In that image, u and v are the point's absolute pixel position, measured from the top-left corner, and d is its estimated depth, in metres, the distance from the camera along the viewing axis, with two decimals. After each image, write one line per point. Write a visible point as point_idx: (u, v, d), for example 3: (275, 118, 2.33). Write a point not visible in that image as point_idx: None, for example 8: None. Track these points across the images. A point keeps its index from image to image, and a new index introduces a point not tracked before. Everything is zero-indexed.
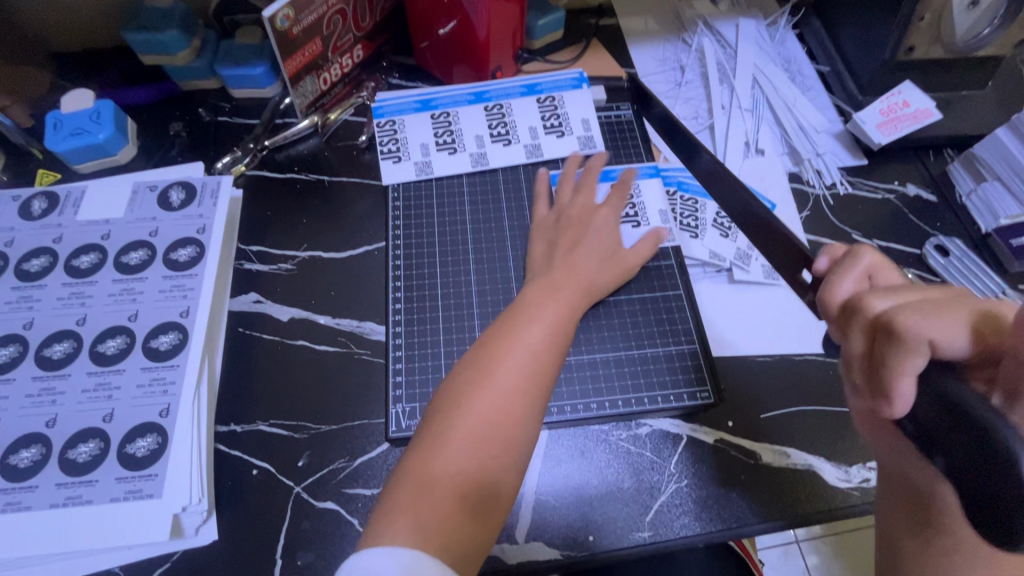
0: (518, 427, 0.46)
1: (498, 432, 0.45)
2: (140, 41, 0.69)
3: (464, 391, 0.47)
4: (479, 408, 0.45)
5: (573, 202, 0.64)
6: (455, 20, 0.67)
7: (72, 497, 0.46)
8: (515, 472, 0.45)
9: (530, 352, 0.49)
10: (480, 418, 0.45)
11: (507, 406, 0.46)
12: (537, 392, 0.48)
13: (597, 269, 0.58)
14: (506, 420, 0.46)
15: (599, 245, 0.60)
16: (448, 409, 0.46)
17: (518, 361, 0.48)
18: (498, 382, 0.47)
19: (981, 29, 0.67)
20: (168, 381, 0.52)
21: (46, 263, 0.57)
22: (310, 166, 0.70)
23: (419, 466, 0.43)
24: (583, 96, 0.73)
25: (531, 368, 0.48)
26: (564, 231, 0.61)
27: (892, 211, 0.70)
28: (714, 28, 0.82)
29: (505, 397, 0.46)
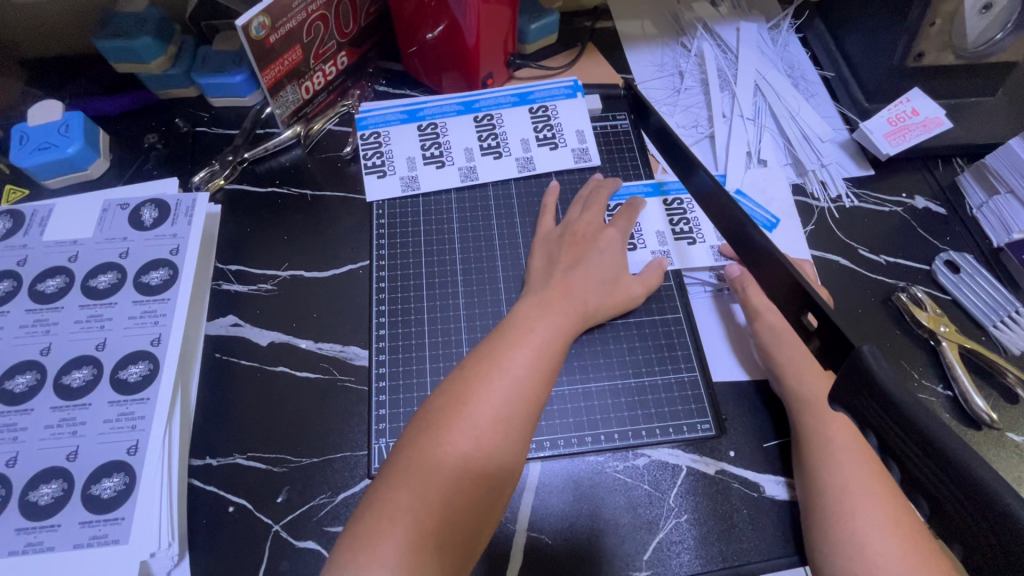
0: (497, 462, 0.43)
1: (477, 466, 0.42)
2: (111, 49, 0.66)
3: (445, 417, 0.44)
4: (458, 439, 0.42)
5: (581, 217, 0.61)
6: (442, 25, 0.64)
7: (32, 544, 0.44)
8: (510, 477, 0.44)
9: (515, 380, 0.46)
10: (460, 449, 0.42)
11: (489, 439, 0.43)
12: (520, 424, 0.45)
13: (599, 293, 0.55)
14: (487, 453, 0.43)
15: (603, 266, 0.57)
16: (425, 437, 0.43)
17: (524, 363, 0.47)
18: (480, 411, 0.44)
19: (994, 34, 0.64)
20: (138, 415, 0.49)
21: (9, 288, 0.54)
22: (292, 180, 0.67)
23: (392, 498, 0.40)
24: (577, 105, 0.69)
25: (516, 398, 0.45)
26: (566, 248, 0.58)
27: (900, 225, 0.67)
28: (714, 31, 0.79)
29: (486, 429, 0.43)
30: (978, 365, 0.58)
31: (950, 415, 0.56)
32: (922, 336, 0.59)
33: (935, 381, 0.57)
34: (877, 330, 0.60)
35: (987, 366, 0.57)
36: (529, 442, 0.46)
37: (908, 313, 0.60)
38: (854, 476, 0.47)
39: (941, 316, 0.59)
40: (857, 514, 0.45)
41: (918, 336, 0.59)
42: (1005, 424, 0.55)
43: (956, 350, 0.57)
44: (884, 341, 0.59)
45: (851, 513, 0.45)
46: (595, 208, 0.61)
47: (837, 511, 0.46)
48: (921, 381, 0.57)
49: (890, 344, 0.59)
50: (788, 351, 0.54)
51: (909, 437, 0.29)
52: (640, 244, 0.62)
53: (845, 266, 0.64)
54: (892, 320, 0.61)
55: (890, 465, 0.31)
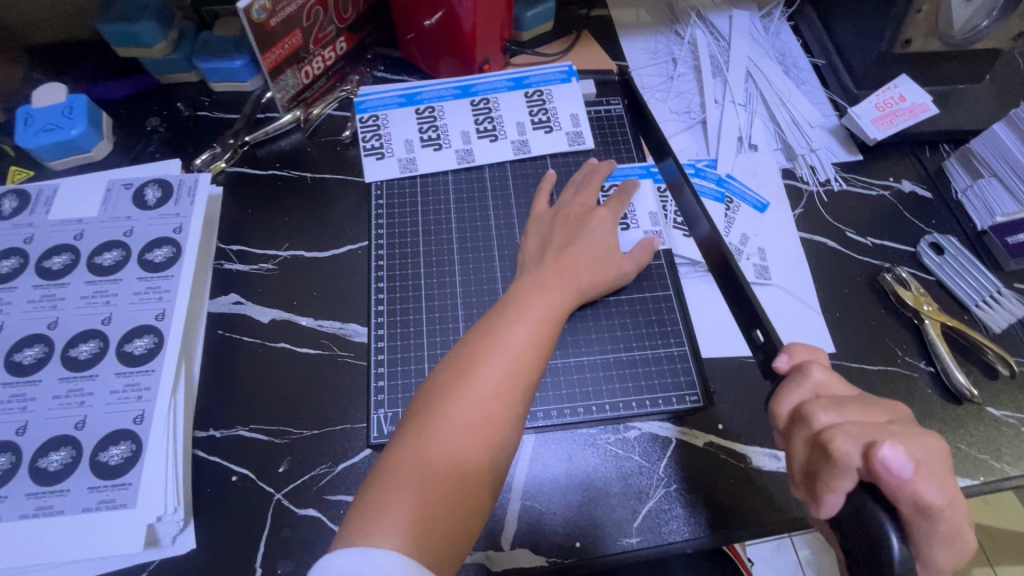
0: (500, 433, 0.45)
1: (481, 437, 0.44)
2: (114, 33, 0.67)
3: (448, 391, 0.45)
4: (461, 411, 0.44)
5: (574, 199, 0.62)
6: (440, 12, 0.66)
7: (42, 508, 0.45)
8: (510, 449, 0.45)
9: (514, 354, 0.47)
10: (464, 422, 0.44)
11: (491, 411, 0.45)
12: (520, 396, 0.46)
13: (592, 270, 0.57)
14: (490, 426, 0.44)
15: (596, 242, 0.58)
16: (429, 410, 0.44)
17: (521, 338, 0.48)
18: (482, 385, 0.45)
19: (980, 21, 0.66)
20: (143, 386, 0.50)
21: (16, 264, 0.55)
22: (292, 163, 0.69)
23: (398, 469, 0.42)
24: (571, 89, 0.71)
25: (516, 372, 0.47)
26: (559, 228, 0.59)
27: (887, 208, 0.69)
28: (706, 19, 0.81)
29: (488, 401, 0.45)
30: (958, 343, 0.60)
31: (932, 391, 0.58)
32: (906, 314, 0.61)
33: (918, 357, 0.59)
34: (864, 309, 0.62)
35: (967, 344, 0.59)
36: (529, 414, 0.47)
37: (892, 292, 0.61)
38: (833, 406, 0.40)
39: (924, 296, 0.61)
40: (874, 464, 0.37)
41: (902, 314, 0.61)
42: (985, 398, 0.57)
43: (938, 327, 0.59)
44: (869, 320, 0.61)
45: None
46: (588, 189, 0.63)
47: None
48: (905, 358, 0.59)
49: (875, 323, 0.61)
50: None
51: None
52: (633, 224, 0.64)
53: (833, 248, 0.66)
54: (878, 300, 0.62)
55: None
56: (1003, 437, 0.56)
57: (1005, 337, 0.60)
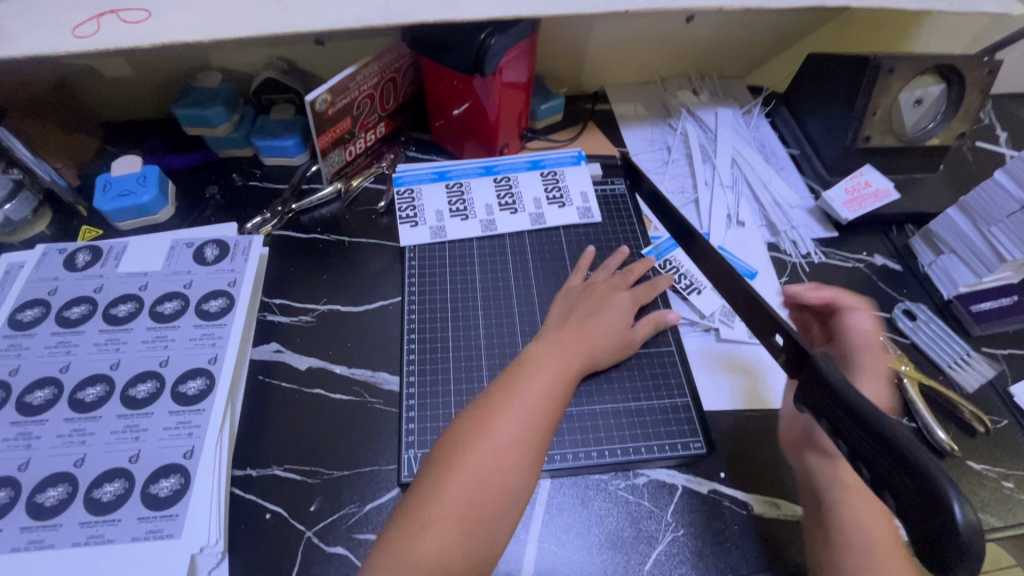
0: (519, 478, 0.49)
1: (501, 480, 0.48)
2: (188, 115, 0.78)
3: (471, 438, 0.50)
4: (481, 458, 0.48)
5: (603, 278, 0.69)
6: (468, 104, 0.77)
7: (93, 536, 0.48)
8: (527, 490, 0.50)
9: (532, 412, 0.52)
10: (483, 472, 0.48)
11: (507, 461, 0.49)
12: (535, 449, 0.51)
13: (605, 337, 0.62)
14: (507, 475, 0.49)
15: (615, 318, 0.64)
16: (452, 458, 0.49)
17: (539, 391, 0.54)
18: (501, 437, 0.50)
19: (927, 124, 0.79)
20: (194, 424, 0.54)
21: (85, 311, 0.61)
22: (332, 228, 0.77)
23: (422, 509, 0.46)
24: (581, 171, 0.81)
25: (534, 428, 0.51)
26: (585, 300, 0.65)
27: (863, 279, 0.77)
28: (696, 114, 0.93)
29: (505, 450, 0.49)
30: (938, 402, 0.65)
31: None
32: None
33: (901, 414, 0.64)
34: None
35: (945, 403, 0.64)
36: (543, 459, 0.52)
37: None
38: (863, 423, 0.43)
39: (904, 357, 0.66)
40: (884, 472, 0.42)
41: None
42: (964, 452, 0.62)
43: (916, 387, 0.64)
44: None
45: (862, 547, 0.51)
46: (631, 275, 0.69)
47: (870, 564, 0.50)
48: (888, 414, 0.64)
49: None
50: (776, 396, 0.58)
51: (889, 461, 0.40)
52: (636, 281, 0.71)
53: None
54: None
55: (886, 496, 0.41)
56: (986, 490, 0.60)
57: (978, 397, 0.66)
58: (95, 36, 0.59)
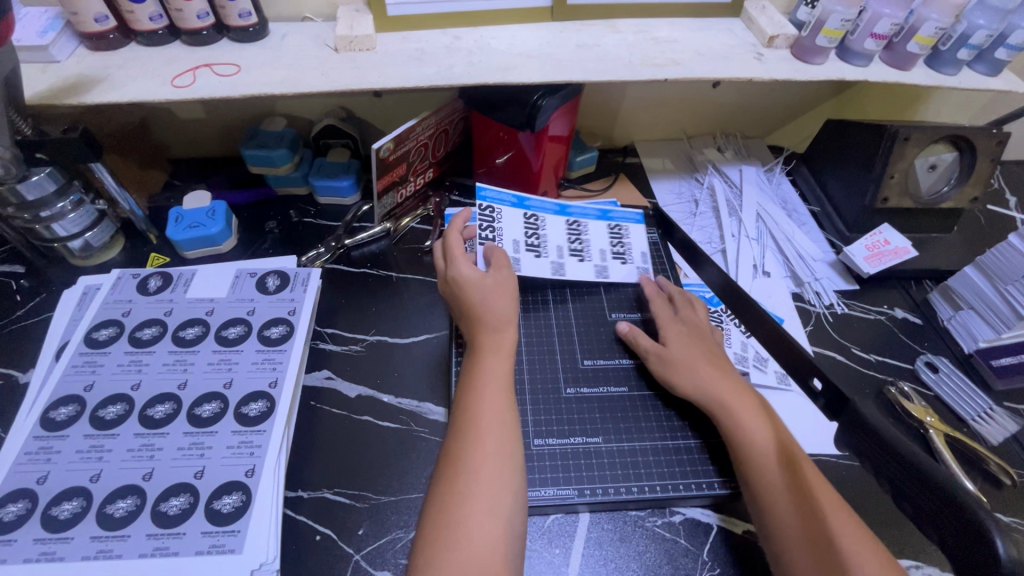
0: (513, 466, 0.52)
1: (500, 474, 0.51)
2: (254, 156, 0.84)
3: (459, 444, 0.52)
4: (477, 457, 0.51)
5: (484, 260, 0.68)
6: (512, 152, 0.83)
7: (159, 548, 0.50)
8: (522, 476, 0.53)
9: (495, 440, 0.53)
10: (476, 513, 0.48)
11: (500, 459, 0.52)
12: (513, 477, 0.51)
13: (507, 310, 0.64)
14: (500, 512, 0.49)
15: (494, 286, 0.65)
16: (453, 468, 0.51)
17: (496, 378, 0.58)
18: (478, 475, 0.50)
19: (941, 186, 0.85)
20: (255, 444, 0.57)
21: (156, 332, 0.65)
22: (380, 263, 0.82)
23: (446, 525, 0.47)
24: (641, 232, 0.85)
25: (500, 453, 0.52)
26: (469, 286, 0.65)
27: (885, 330, 0.80)
28: (721, 170, 0.99)
29: (489, 492, 0.49)
30: (962, 453, 0.67)
31: None
32: (912, 424, 0.69)
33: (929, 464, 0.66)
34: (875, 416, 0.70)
35: (971, 454, 0.67)
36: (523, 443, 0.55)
37: (898, 404, 0.70)
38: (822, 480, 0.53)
39: (926, 408, 0.69)
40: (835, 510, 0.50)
41: (909, 425, 0.69)
42: (994, 505, 0.63)
43: (942, 437, 0.67)
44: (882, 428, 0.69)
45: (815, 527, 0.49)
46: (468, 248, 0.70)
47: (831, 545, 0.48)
48: None
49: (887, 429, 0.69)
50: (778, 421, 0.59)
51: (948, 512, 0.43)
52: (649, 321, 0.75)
53: (841, 360, 0.76)
54: (885, 409, 0.71)
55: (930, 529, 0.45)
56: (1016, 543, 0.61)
57: (1003, 450, 0.68)
58: (193, 86, 0.67)
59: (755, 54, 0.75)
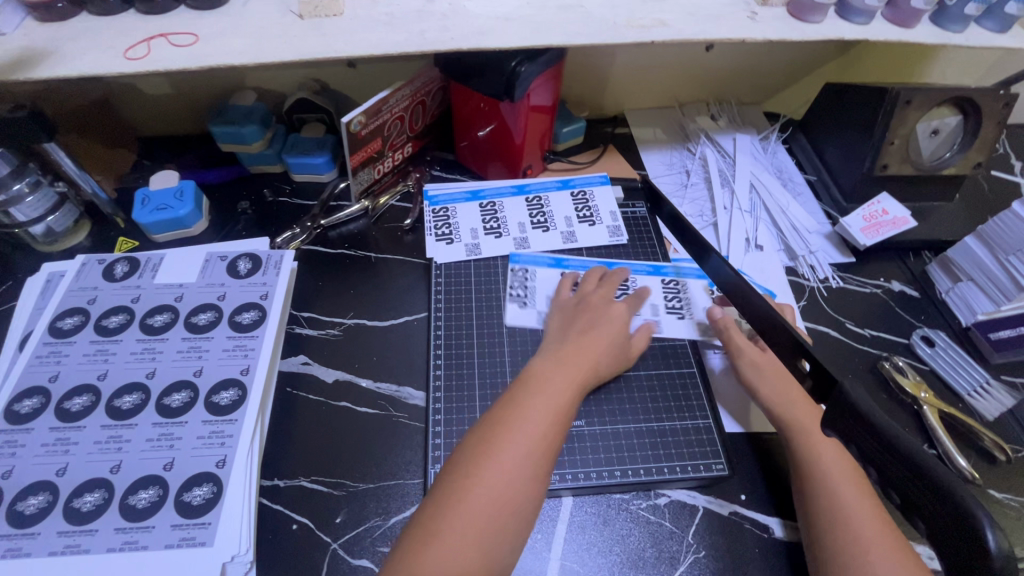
0: (533, 492, 0.48)
1: (512, 495, 0.46)
2: (224, 132, 0.81)
3: (482, 455, 0.48)
4: (495, 468, 0.47)
5: (595, 291, 0.69)
6: (493, 124, 0.79)
7: (128, 543, 0.49)
8: (538, 502, 0.48)
9: (532, 444, 0.49)
10: (471, 521, 0.44)
11: (520, 478, 0.47)
12: (538, 485, 0.48)
13: (608, 356, 0.62)
14: (502, 528, 0.45)
15: (610, 331, 0.64)
16: (465, 472, 0.47)
17: (548, 397, 0.53)
18: (492, 486, 0.46)
19: (943, 153, 0.81)
20: (227, 434, 0.56)
21: (123, 320, 0.63)
22: (359, 244, 0.79)
23: (441, 528, 0.44)
24: (657, 283, 0.75)
25: (534, 458, 0.48)
26: (581, 316, 0.65)
27: (880, 304, 0.78)
28: (714, 139, 0.95)
29: (506, 493, 0.46)
30: (956, 429, 0.65)
31: None
32: (906, 400, 0.67)
33: (922, 441, 0.65)
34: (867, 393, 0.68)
35: (965, 430, 0.65)
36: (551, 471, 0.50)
37: (892, 379, 0.68)
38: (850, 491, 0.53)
39: (921, 383, 0.67)
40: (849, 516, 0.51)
41: (903, 401, 0.67)
42: (986, 482, 0.62)
43: (936, 413, 0.65)
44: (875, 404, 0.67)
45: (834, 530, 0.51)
46: (607, 285, 0.70)
47: (844, 537, 0.50)
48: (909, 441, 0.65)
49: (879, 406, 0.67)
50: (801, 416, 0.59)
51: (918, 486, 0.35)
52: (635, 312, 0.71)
53: (834, 336, 0.74)
54: (879, 385, 0.69)
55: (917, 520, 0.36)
56: (1008, 519, 0.60)
57: (998, 426, 0.66)
58: (147, 58, 0.63)
59: (748, 13, 0.71)
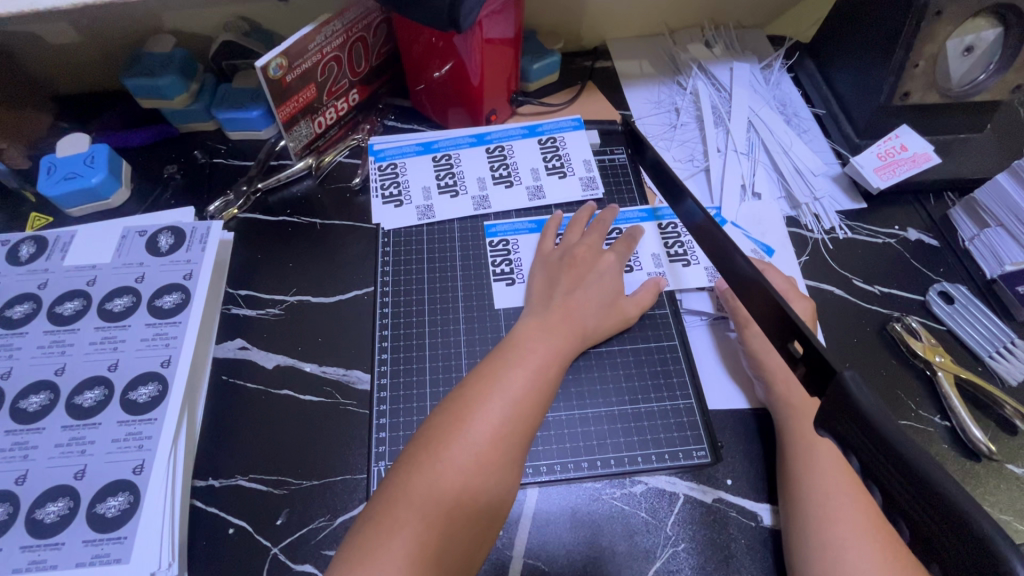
0: (500, 481, 0.45)
1: (476, 482, 0.44)
2: (139, 86, 0.70)
3: (444, 436, 0.45)
4: (456, 455, 0.44)
5: (581, 241, 0.63)
6: (450, 64, 0.67)
7: (35, 562, 0.45)
8: (507, 491, 0.45)
9: (512, 401, 0.48)
10: (426, 509, 0.42)
11: (485, 466, 0.44)
12: (518, 443, 0.47)
13: (596, 315, 0.58)
14: (461, 517, 0.43)
15: (598, 294, 0.59)
16: (423, 457, 0.44)
17: (522, 379, 0.49)
18: (454, 473, 0.43)
19: (976, 75, 0.68)
20: (145, 435, 0.50)
21: (28, 309, 0.56)
22: (302, 209, 0.70)
23: (393, 514, 0.42)
24: (651, 229, 0.68)
25: (516, 417, 0.47)
26: (566, 271, 0.60)
27: (894, 256, 0.68)
28: (708, 71, 0.83)
29: (483, 448, 0.45)
30: (974, 397, 0.58)
31: (949, 446, 0.55)
32: (918, 365, 0.60)
33: (933, 412, 0.57)
34: (874, 359, 0.61)
35: (983, 398, 0.57)
36: (524, 459, 0.47)
37: (903, 342, 0.60)
38: (836, 470, 0.48)
39: (936, 347, 0.59)
40: (829, 497, 0.47)
41: (914, 366, 0.60)
42: (1004, 455, 0.55)
43: (951, 380, 0.57)
44: (883, 371, 0.60)
45: (813, 513, 0.47)
46: (594, 233, 0.64)
47: (815, 513, 0.46)
48: (919, 412, 0.57)
49: (886, 373, 0.60)
50: (798, 394, 0.53)
51: (903, 478, 0.30)
52: (636, 266, 0.65)
53: (839, 295, 0.65)
54: (888, 350, 0.61)
55: (901, 524, 0.31)
56: None
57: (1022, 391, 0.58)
58: None
59: None
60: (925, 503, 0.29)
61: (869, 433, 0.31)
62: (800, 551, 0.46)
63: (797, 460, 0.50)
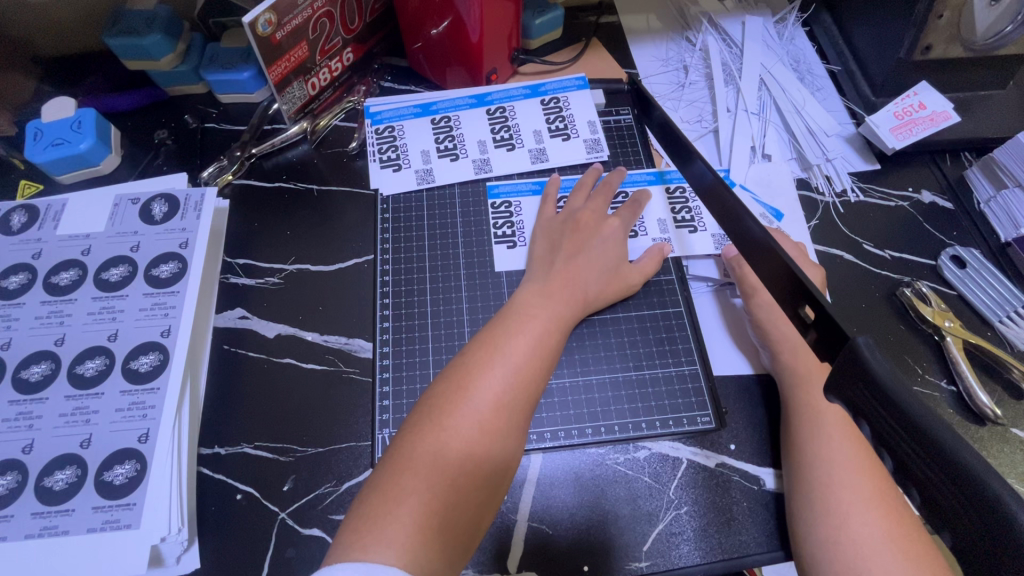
0: (502, 447, 0.45)
1: (479, 449, 0.44)
2: (123, 45, 0.66)
3: (447, 405, 0.45)
4: (459, 423, 0.44)
5: (584, 206, 0.62)
6: (448, 20, 0.64)
7: (47, 527, 0.46)
8: (510, 457, 0.45)
9: (514, 369, 0.47)
10: (430, 476, 0.42)
11: (488, 433, 0.44)
12: (521, 410, 0.46)
13: (598, 281, 0.57)
14: (465, 482, 0.43)
15: (601, 260, 0.58)
16: (426, 425, 0.44)
17: (524, 346, 0.49)
18: (457, 439, 0.43)
19: (1003, 26, 0.63)
20: (149, 405, 0.51)
21: (24, 280, 0.55)
22: (298, 174, 0.68)
23: (397, 482, 0.41)
24: (658, 193, 0.66)
25: (518, 384, 0.47)
26: (568, 236, 0.59)
27: (907, 219, 0.66)
28: (718, 26, 0.79)
29: (486, 415, 0.45)
30: (983, 362, 0.57)
31: (954, 411, 0.55)
32: (927, 331, 0.59)
33: (940, 376, 0.57)
34: (882, 324, 0.60)
35: (991, 363, 0.57)
36: (527, 426, 0.47)
37: (912, 307, 0.59)
38: (842, 436, 0.48)
39: (946, 312, 0.58)
40: (834, 461, 0.47)
41: (922, 331, 0.59)
42: (1010, 419, 0.55)
43: (960, 346, 0.56)
44: (890, 336, 0.59)
45: (818, 477, 0.47)
46: (598, 198, 0.62)
47: (820, 479, 0.47)
48: (925, 377, 0.57)
49: (895, 338, 0.59)
50: (804, 360, 0.53)
51: (919, 448, 0.29)
52: (641, 232, 0.64)
53: (849, 261, 0.64)
54: (897, 315, 0.60)
55: (910, 491, 0.31)
56: None
57: None
58: None
59: None
60: (939, 474, 0.29)
61: (884, 403, 0.31)
62: (803, 515, 0.46)
63: (803, 426, 0.50)
